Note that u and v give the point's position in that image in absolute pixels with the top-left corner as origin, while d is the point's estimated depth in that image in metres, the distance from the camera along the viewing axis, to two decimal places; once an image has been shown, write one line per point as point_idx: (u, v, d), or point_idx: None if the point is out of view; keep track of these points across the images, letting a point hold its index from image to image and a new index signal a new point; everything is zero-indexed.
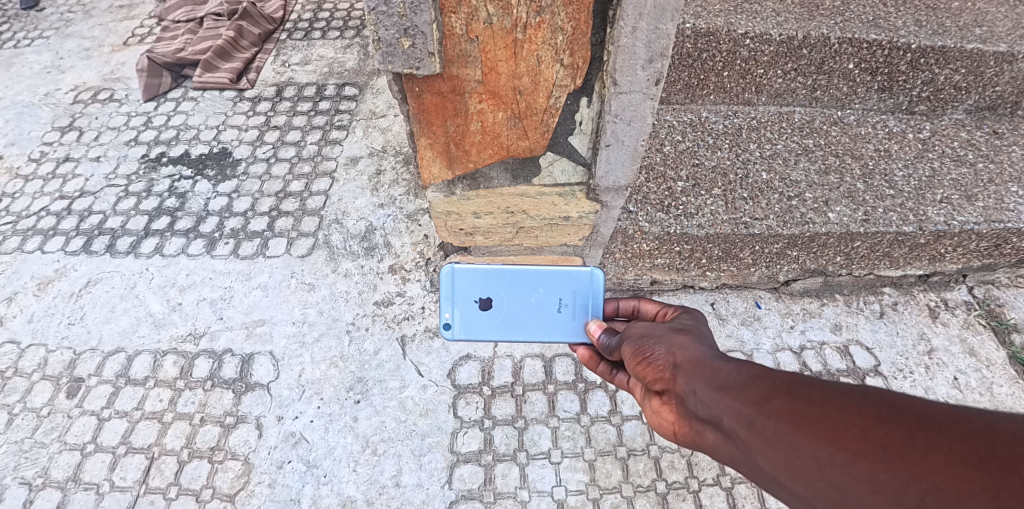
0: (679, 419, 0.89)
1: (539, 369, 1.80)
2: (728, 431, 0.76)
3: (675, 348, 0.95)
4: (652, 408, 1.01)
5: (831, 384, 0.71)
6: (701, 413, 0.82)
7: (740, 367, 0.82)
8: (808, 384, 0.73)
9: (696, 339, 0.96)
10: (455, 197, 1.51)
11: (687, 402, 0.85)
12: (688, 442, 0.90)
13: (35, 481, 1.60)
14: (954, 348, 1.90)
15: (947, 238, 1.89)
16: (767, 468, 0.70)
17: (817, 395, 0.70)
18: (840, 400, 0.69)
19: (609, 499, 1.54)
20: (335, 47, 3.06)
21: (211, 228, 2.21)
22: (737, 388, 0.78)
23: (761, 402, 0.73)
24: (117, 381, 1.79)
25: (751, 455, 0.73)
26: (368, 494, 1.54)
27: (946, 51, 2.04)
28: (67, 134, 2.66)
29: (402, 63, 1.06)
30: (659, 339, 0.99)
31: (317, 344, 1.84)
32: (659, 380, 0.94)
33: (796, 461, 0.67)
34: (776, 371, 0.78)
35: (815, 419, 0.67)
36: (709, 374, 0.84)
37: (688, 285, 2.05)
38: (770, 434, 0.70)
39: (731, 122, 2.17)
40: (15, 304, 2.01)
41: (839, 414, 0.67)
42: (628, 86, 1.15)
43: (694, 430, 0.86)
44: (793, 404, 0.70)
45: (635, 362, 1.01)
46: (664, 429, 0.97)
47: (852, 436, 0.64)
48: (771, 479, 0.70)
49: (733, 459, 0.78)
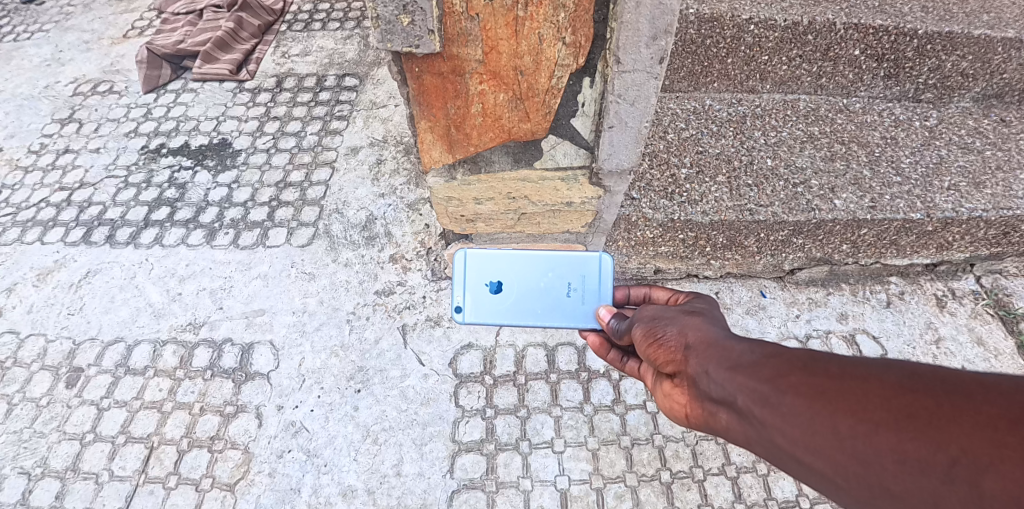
0: (691, 401, 0.88)
1: (541, 358, 1.78)
2: (742, 410, 0.75)
3: (686, 329, 0.93)
4: (663, 391, 1.00)
5: (849, 358, 0.70)
6: (714, 393, 0.81)
7: (753, 346, 0.80)
8: (825, 358, 0.72)
9: (708, 320, 0.94)
10: (455, 183, 1.49)
11: (699, 383, 0.84)
12: (701, 424, 0.89)
13: (34, 470, 1.59)
14: (961, 337, 1.88)
15: (954, 225, 1.86)
16: (784, 444, 0.70)
17: (836, 369, 0.69)
18: (860, 372, 0.67)
19: (612, 489, 1.52)
20: (335, 38, 3.04)
21: (211, 218, 2.19)
22: (751, 366, 0.76)
23: (776, 379, 0.72)
24: (117, 371, 1.78)
25: (767, 432, 0.72)
26: (369, 483, 1.53)
27: (952, 37, 2.01)
28: (67, 125, 2.64)
29: (401, 41, 1.04)
30: (670, 320, 0.98)
31: (317, 333, 1.83)
32: (670, 362, 0.93)
33: (813, 436, 0.66)
34: (791, 348, 0.76)
35: (834, 393, 0.66)
36: (722, 354, 0.82)
37: (693, 274, 2.03)
38: (786, 409, 0.69)
39: (735, 109, 2.14)
40: (14, 294, 2.00)
41: (860, 386, 0.65)
42: (632, 65, 1.13)
43: (706, 412, 0.85)
44: (810, 380, 0.69)
45: (645, 344, 1.00)
46: (676, 412, 0.95)
47: (874, 407, 0.63)
48: (789, 456, 0.70)
49: (748, 439, 0.77)
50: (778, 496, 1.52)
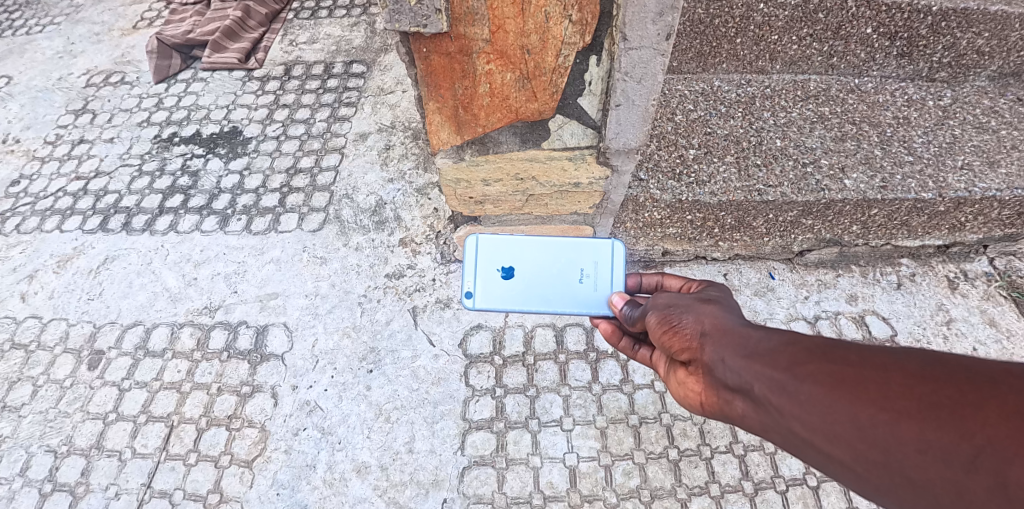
0: (706, 389, 0.90)
1: (550, 338, 1.80)
2: (759, 398, 0.77)
3: (703, 316, 0.94)
4: (677, 379, 1.02)
5: (869, 346, 0.72)
6: (730, 381, 0.83)
7: (771, 334, 0.82)
8: (843, 346, 0.73)
9: (724, 308, 0.96)
10: (464, 163, 1.50)
11: (715, 370, 0.86)
12: (715, 412, 0.91)
13: (60, 448, 1.65)
14: (973, 318, 1.87)
15: (967, 205, 1.85)
16: (801, 432, 0.71)
17: (855, 357, 0.71)
18: (880, 360, 0.69)
19: (620, 465, 1.55)
20: (341, 25, 3.04)
21: (224, 205, 2.23)
22: (769, 354, 0.78)
23: (795, 367, 0.74)
24: (136, 353, 1.83)
25: (784, 421, 0.74)
26: (381, 459, 1.57)
27: (968, 13, 1.97)
28: (81, 116, 2.68)
29: (409, 21, 1.05)
30: (686, 308, 0.98)
31: (329, 316, 1.86)
32: (685, 350, 0.94)
33: (833, 425, 0.67)
34: (811, 336, 0.78)
35: (854, 381, 0.68)
36: (739, 342, 0.84)
37: (701, 256, 2.02)
38: (805, 397, 0.70)
39: (744, 90, 2.13)
40: (36, 281, 2.05)
41: (880, 375, 0.67)
42: (638, 41, 1.13)
43: (722, 400, 0.87)
44: (829, 367, 0.71)
45: (659, 331, 1.00)
46: (690, 400, 0.98)
47: (894, 396, 0.65)
48: (807, 443, 0.71)
49: (764, 427, 0.79)
50: (785, 474, 1.53)
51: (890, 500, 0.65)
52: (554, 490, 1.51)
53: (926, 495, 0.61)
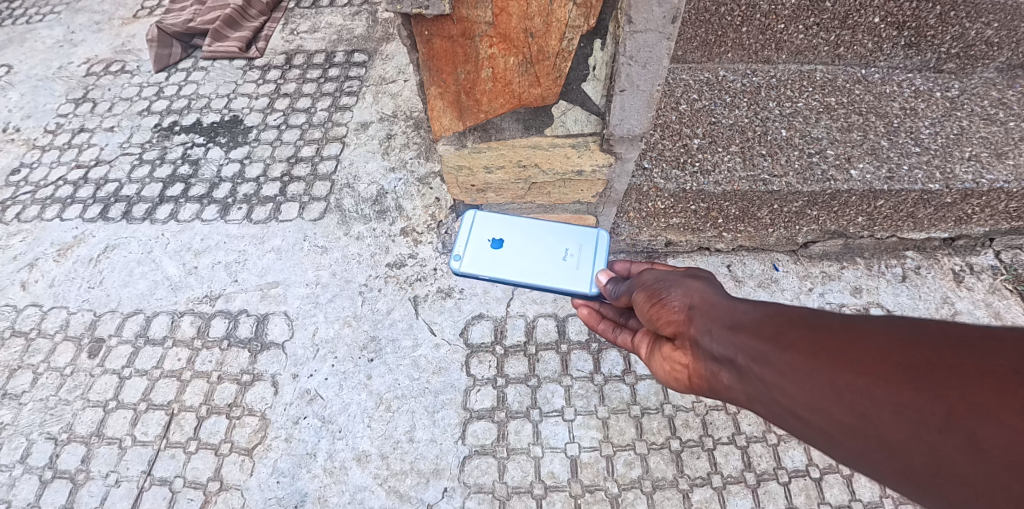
0: (691, 363, 0.90)
1: (551, 329, 1.79)
2: (743, 368, 0.77)
3: (690, 290, 0.93)
4: (662, 356, 1.00)
5: (855, 316, 0.71)
6: (715, 353, 0.82)
7: (756, 306, 0.82)
8: (829, 315, 0.73)
9: (711, 284, 0.95)
10: (466, 150, 1.48)
11: (700, 343, 0.86)
12: (701, 387, 0.91)
13: (61, 435, 1.65)
14: (978, 312, 1.85)
15: (974, 197, 1.82)
16: (783, 401, 0.71)
17: (839, 326, 0.71)
18: (865, 329, 0.68)
19: (622, 456, 1.54)
20: (343, 14, 3.01)
21: (224, 194, 2.21)
22: (753, 325, 0.78)
23: (778, 337, 0.74)
24: (137, 342, 1.82)
25: (767, 390, 0.74)
26: (382, 448, 1.56)
27: (977, 3, 1.94)
28: (81, 105, 2.67)
29: (411, 2, 1.03)
30: (673, 282, 0.97)
31: (330, 305, 1.85)
32: (671, 324, 0.93)
33: (813, 393, 0.68)
34: (797, 306, 0.77)
35: (836, 349, 0.68)
36: (724, 314, 0.84)
37: (704, 247, 2.00)
38: (787, 366, 0.71)
39: (749, 80, 2.10)
40: (36, 269, 2.05)
41: (865, 342, 0.67)
42: (643, 24, 1.10)
43: (707, 373, 0.86)
44: (812, 337, 0.71)
45: (646, 306, 1.00)
46: (676, 377, 0.97)
47: (876, 362, 0.64)
48: (788, 413, 0.71)
49: (748, 398, 0.79)
50: (788, 465, 1.52)
51: (870, 467, 0.64)
52: (555, 480, 1.50)
53: (906, 461, 0.60)
